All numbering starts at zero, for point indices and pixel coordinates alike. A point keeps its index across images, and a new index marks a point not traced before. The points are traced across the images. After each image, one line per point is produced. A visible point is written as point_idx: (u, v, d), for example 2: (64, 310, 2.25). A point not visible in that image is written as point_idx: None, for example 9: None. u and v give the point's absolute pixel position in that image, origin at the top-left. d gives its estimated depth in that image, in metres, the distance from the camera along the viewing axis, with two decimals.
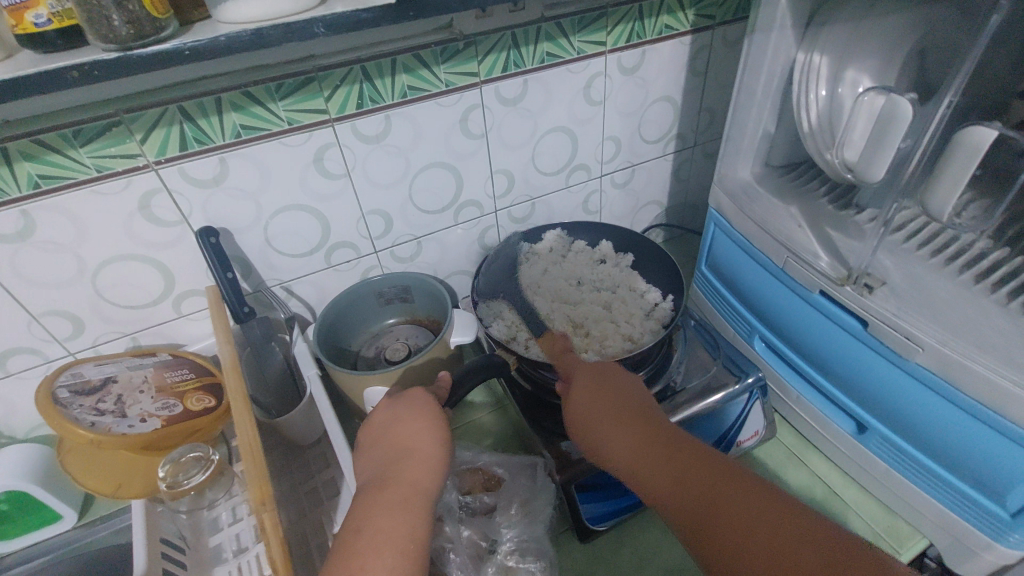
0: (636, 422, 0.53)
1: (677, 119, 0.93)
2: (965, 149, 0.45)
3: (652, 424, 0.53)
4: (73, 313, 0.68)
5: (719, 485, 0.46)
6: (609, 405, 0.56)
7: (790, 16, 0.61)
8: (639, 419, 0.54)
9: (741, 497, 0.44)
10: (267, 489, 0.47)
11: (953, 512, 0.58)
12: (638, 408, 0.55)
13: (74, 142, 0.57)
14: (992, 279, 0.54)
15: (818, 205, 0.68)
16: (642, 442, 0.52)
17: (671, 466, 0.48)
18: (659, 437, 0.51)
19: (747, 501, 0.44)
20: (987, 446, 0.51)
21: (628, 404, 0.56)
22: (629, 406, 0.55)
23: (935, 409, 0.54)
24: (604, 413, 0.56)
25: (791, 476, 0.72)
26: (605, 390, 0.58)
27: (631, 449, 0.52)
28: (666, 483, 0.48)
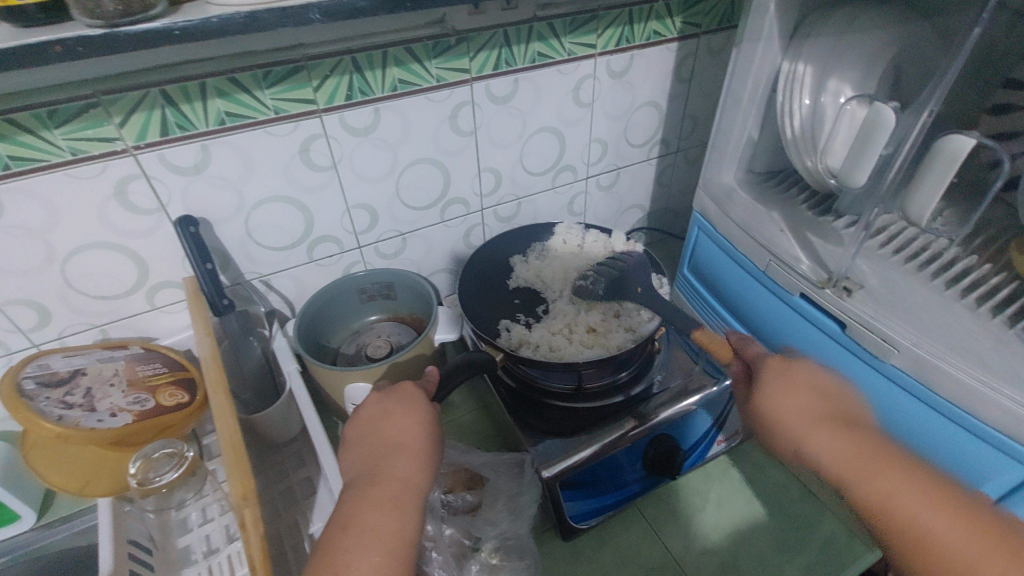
0: (807, 423, 0.52)
1: (662, 124, 0.95)
2: (945, 156, 0.46)
3: (815, 413, 0.52)
4: (39, 302, 0.65)
5: (871, 468, 0.47)
6: (776, 402, 0.54)
7: (776, 27, 0.63)
8: (795, 396, 0.53)
9: (899, 495, 0.45)
10: (250, 483, 0.45)
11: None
12: (795, 390, 0.54)
13: (48, 122, 0.55)
14: (960, 285, 0.57)
15: (797, 211, 0.70)
16: (806, 445, 0.51)
17: (839, 470, 0.48)
18: (822, 431, 0.50)
19: (904, 495, 0.45)
20: (960, 443, 0.53)
21: (794, 386, 0.54)
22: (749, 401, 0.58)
23: (908, 408, 0.56)
24: (774, 416, 0.54)
25: (769, 475, 0.73)
26: (779, 379, 0.55)
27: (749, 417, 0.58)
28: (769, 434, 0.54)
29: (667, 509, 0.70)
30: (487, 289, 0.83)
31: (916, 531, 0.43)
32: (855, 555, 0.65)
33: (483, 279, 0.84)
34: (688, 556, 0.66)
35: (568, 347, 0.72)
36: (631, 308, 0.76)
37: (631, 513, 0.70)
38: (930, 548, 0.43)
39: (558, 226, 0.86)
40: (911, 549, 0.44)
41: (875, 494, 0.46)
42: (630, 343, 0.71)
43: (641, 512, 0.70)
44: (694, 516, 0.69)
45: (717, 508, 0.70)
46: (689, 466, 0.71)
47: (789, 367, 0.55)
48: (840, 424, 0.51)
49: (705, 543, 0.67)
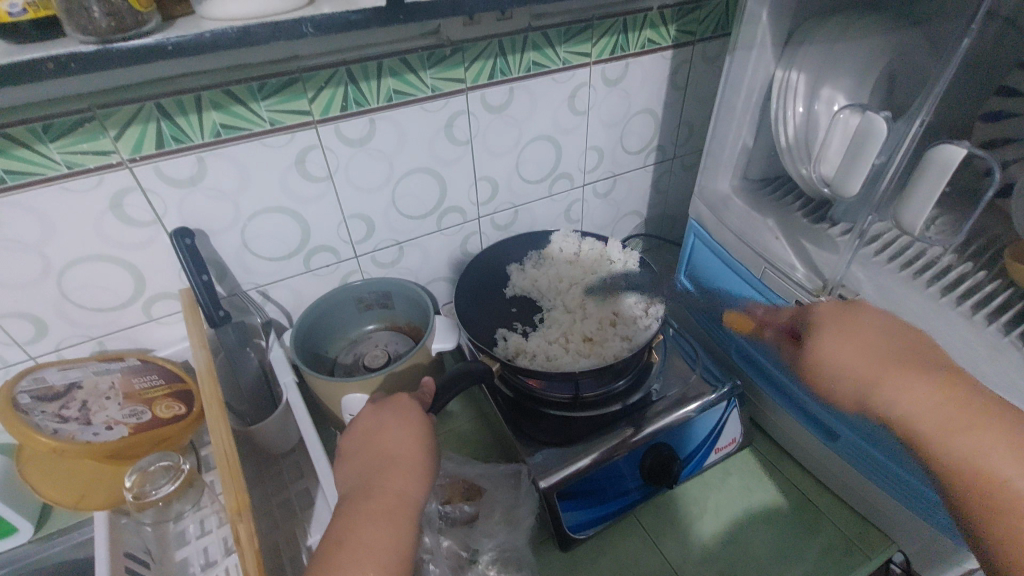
0: (876, 368, 0.52)
1: (658, 130, 0.95)
2: (935, 166, 0.47)
3: (883, 358, 0.52)
4: (35, 314, 0.64)
5: (927, 386, 0.49)
6: (855, 358, 0.54)
7: (770, 35, 0.63)
8: (864, 349, 0.54)
9: (980, 440, 0.45)
10: (244, 498, 0.46)
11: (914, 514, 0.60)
12: (878, 341, 0.54)
13: (44, 137, 0.55)
14: (956, 292, 0.57)
15: (793, 218, 0.70)
16: (899, 399, 0.50)
17: (932, 423, 0.48)
18: (917, 375, 0.50)
19: (981, 443, 0.45)
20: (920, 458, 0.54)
21: (865, 341, 0.54)
22: (872, 340, 0.54)
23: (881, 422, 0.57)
24: (845, 370, 0.55)
25: (768, 483, 0.73)
26: (837, 335, 0.56)
27: (883, 368, 0.52)
28: (885, 372, 0.52)
29: (666, 518, 0.70)
30: (484, 298, 0.83)
31: (979, 474, 0.45)
32: (854, 563, 0.64)
33: (480, 288, 0.84)
34: (686, 565, 0.65)
35: (563, 357, 0.71)
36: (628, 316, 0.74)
37: (630, 522, 0.70)
38: (997, 485, 0.44)
39: (554, 234, 0.86)
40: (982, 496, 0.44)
41: (954, 437, 0.46)
42: (626, 351, 0.70)
43: (639, 521, 0.70)
44: (693, 524, 0.69)
45: (716, 517, 0.70)
46: (687, 474, 0.71)
47: (865, 320, 0.56)
48: (920, 369, 0.50)
49: (704, 552, 0.66)
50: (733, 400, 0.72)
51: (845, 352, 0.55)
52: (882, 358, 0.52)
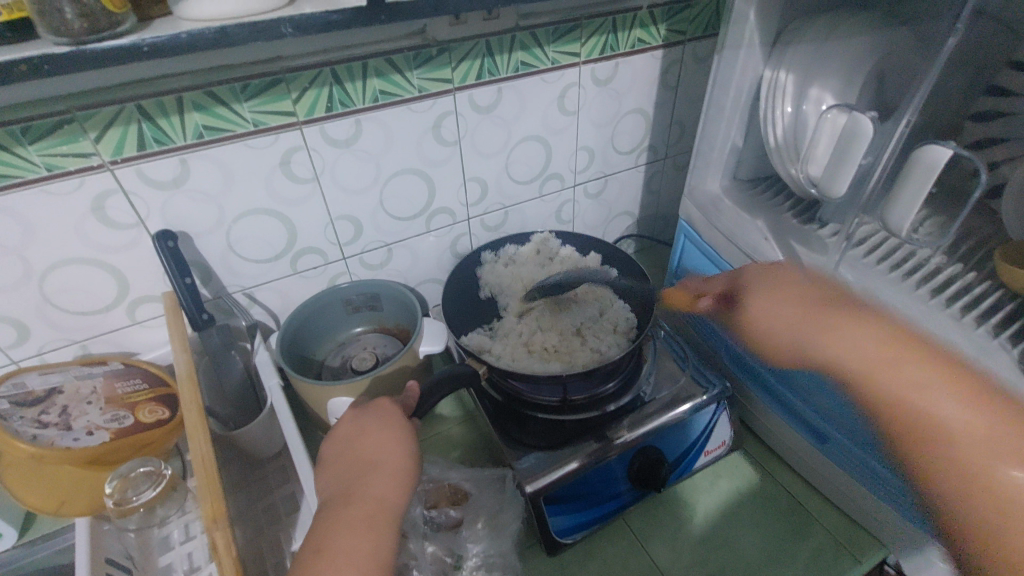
0: (817, 319, 0.56)
1: (649, 130, 0.94)
2: (922, 167, 0.46)
3: (813, 309, 0.57)
4: (16, 318, 0.64)
5: (881, 341, 0.52)
6: (783, 316, 0.59)
7: (758, 34, 0.63)
8: (786, 306, 0.59)
9: (912, 379, 0.48)
10: (220, 505, 0.45)
11: (902, 517, 0.60)
12: (806, 298, 0.59)
13: (22, 139, 0.54)
14: (946, 293, 0.56)
15: (783, 219, 0.69)
16: (830, 347, 0.54)
17: (863, 367, 0.51)
18: (854, 326, 0.54)
19: (913, 384, 0.48)
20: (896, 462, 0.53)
21: (796, 295, 0.59)
22: (814, 295, 0.59)
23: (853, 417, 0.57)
24: (785, 329, 0.59)
25: (757, 485, 0.73)
26: (768, 297, 0.61)
27: (825, 317, 0.56)
28: (828, 329, 0.55)
29: (655, 521, 0.70)
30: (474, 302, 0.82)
31: (905, 410, 0.48)
32: (844, 567, 0.64)
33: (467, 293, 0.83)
34: (674, 568, 0.65)
35: (535, 363, 0.71)
36: (599, 327, 0.76)
37: (618, 525, 0.69)
38: (948, 432, 0.45)
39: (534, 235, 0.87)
40: (912, 432, 0.47)
41: (890, 374, 0.50)
42: (594, 362, 0.71)
43: (627, 525, 0.69)
44: (683, 526, 0.69)
45: (705, 520, 0.69)
46: (674, 478, 0.71)
47: (792, 284, 0.61)
48: (847, 313, 0.56)
49: (692, 555, 0.66)
50: (722, 403, 0.72)
51: (785, 308, 0.59)
52: (818, 308, 0.57)
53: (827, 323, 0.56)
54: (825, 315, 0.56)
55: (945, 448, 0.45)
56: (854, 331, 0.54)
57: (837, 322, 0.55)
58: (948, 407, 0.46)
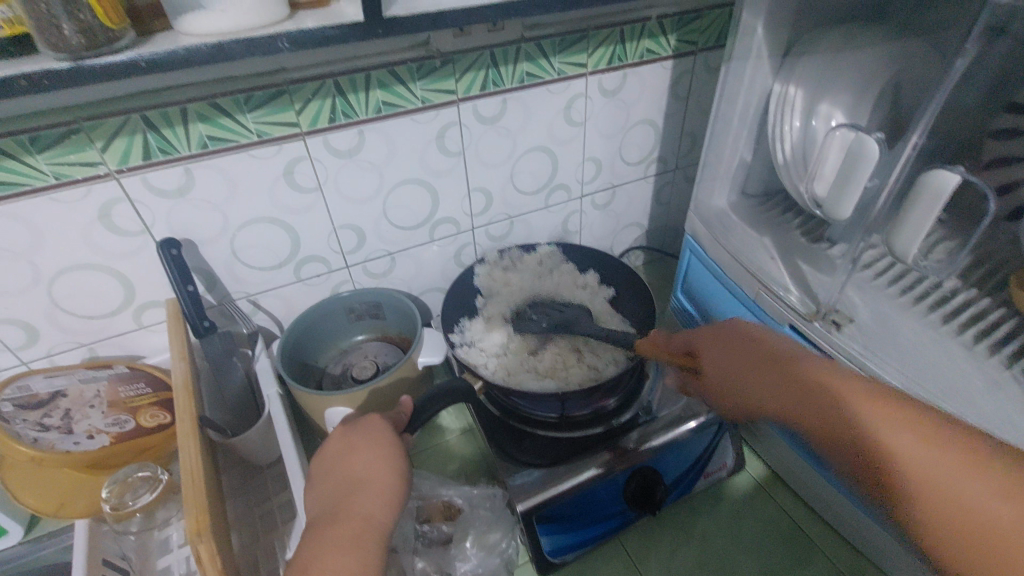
0: (745, 374, 0.55)
1: (659, 141, 0.93)
2: (929, 193, 0.45)
3: (754, 367, 0.54)
4: (26, 321, 0.65)
5: (860, 411, 0.45)
6: (739, 360, 0.56)
7: (766, 47, 0.62)
8: (743, 354, 0.56)
9: (848, 416, 0.46)
10: (204, 518, 0.45)
11: (904, 553, 0.58)
12: (753, 354, 0.56)
13: (31, 148, 0.56)
14: (959, 320, 0.54)
15: (790, 237, 0.67)
16: (801, 392, 0.50)
17: (823, 423, 0.48)
18: (801, 388, 0.50)
19: (898, 432, 0.43)
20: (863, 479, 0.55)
21: (735, 346, 0.57)
22: (767, 351, 0.54)
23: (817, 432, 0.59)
24: (728, 379, 0.57)
25: (757, 508, 0.71)
26: (724, 353, 0.58)
27: (768, 376, 0.53)
28: (783, 399, 0.51)
29: (651, 543, 0.69)
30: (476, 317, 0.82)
31: (920, 478, 0.41)
32: None
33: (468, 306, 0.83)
34: None
35: (531, 378, 0.71)
36: (599, 346, 0.75)
37: (613, 546, 0.69)
38: (948, 499, 0.40)
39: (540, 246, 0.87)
40: (915, 491, 0.41)
41: (860, 422, 0.45)
42: (589, 381, 0.70)
43: (623, 547, 0.68)
44: (679, 550, 0.68)
45: (702, 543, 0.68)
46: (672, 500, 0.70)
47: (732, 333, 0.58)
48: (782, 368, 0.52)
49: None
50: (724, 423, 0.70)
51: (711, 354, 0.59)
52: (770, 362, 0.54)
53: (790, 392, 0.51)
54: (769, 372, 0.53)
55: (948, 512, 0.39)
56: (824, 391, 0.49)
57: (794, 387, 0.51)
58: (906, 442, 0.42)
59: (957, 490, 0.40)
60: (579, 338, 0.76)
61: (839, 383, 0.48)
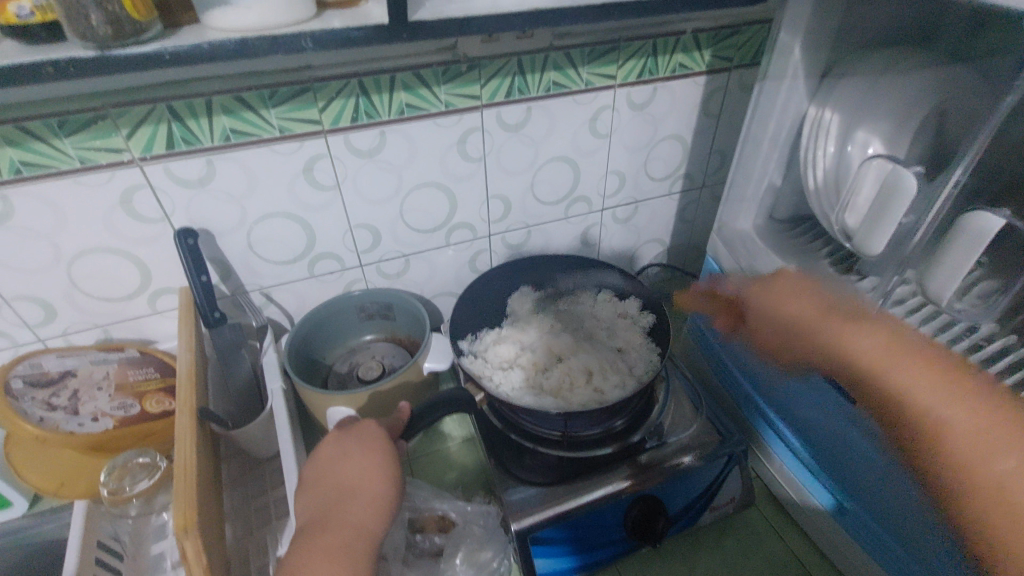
0: (808, 323, 0.56)
1: (686, 158, 0.91)
2: (970, 235, 0.42)
3: (827, 317, 0.55)
4: (45, 300, 0.67)
5: (906, 362, 0.47)
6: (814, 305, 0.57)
7: (803, 68, 0.59)
8: (806, 309, 0.57)
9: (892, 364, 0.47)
10: (192, 514, 0.45)
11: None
12: (822, 306, 0.56)
13: (59, 131, 0.56)
14: (994, 368, 0.50)
15: (817, 267, 0.64)
16: (845, 339, 0.52)
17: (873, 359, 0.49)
18: (855, 328, 0.52)
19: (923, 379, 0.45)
20: (894, 481, 0.53)
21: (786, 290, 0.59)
22: (832, 303, 0.56)
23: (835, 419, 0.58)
24: (773, 323, 0.59)
25: (764, 548, 0.68)
26: (762, 292, 0.62)
27: (828, 324, 0.54)
28: (831, 332, 0.53)
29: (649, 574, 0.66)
30: (494, 332, 0.80)
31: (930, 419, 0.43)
32: None
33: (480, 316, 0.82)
34: None
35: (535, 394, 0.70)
36: (609, 369, 0.73)
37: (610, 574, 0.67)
38: (944, 434, 0.42)
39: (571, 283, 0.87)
40: (931, 434, 0.43)
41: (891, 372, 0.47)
42: (591, 402, 0.69)
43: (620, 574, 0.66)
44: None
45: None
46: (677, 530, 0.67)
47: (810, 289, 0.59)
48: (842, 318, 0.54)
49: None
50: (735, 454, 0.68)
51: (761, 292, 0.62)
52: (829, 314, 0.55)
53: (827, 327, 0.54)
54: (825, 312, 0.55)
55: (947, 441, 0.42)
56: (863, 329, 0.51)
57: (834, 324, 0.54)
58: (927, 388, 0.44)
59: (972, 433, 0.41)
60: (592, 360, 0.74)
61: (903, 339, 0.49)
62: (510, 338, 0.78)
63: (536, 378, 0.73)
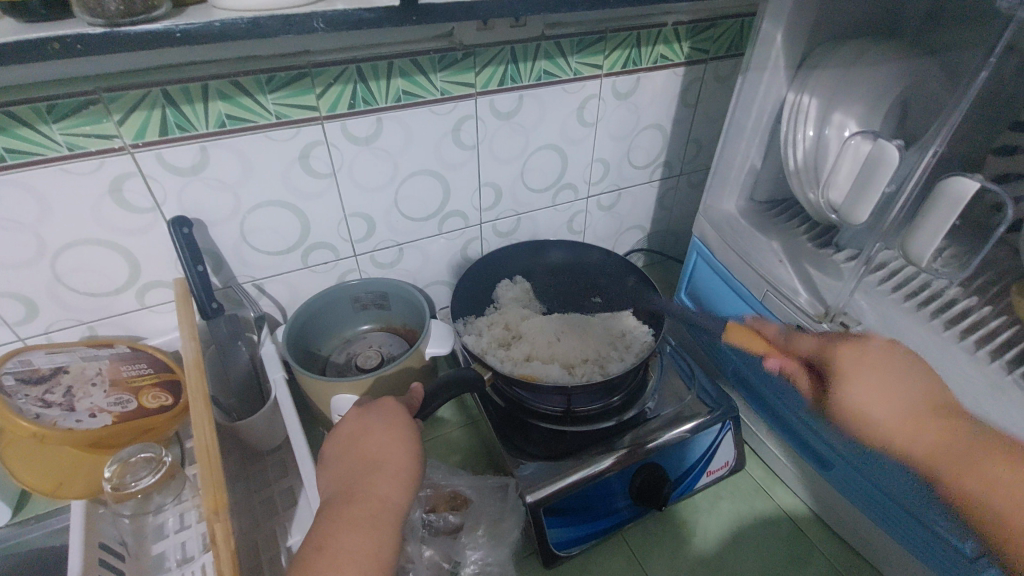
0: (895, 418, 0.52)
1: (666, 147, 0.95)
2: (947, 201, 0.47)
3: (913, 408, 0.51)
4: (26, 296, 0.63)
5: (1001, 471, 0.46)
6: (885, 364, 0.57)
7: (783, 58, 0.64)
8: (920, 424, 0.51)
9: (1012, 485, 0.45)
10: (222, 497, 0.46)
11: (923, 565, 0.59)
12: (930, 413, 0.51)
13: (47, 117, 0.54)
14: (960, 326, 0.56)
15: (798, 242, 0.69)
16: (950, 458, 0.48)
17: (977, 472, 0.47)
18: (944, 427, 0.50)
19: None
20: None
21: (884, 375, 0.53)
22: (912, 393, 0.52)
23: None
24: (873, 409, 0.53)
25: (756, 508, 0.73)
26: (866, 375, 0.54)
27: (913, 418, 0.51)
28: (913, 426, 0.51)
29: (652, 539, 0.70)
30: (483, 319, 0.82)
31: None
32: None
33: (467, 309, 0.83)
34: None
35: (538, 370, 0.72)
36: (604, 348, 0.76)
37: (616, 542, 0.69)
38: None
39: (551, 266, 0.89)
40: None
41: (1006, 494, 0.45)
42: (596, 376, 0.72)
43: (625, 540, 0.70)
44: (680, 547, 0.69)
45: (704, 541, 0.69)
46: (676, 496, 0.70)
47: (911, 394, 0.52)
48: (931, 415, 0.51)
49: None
50: (727, 422, 0.71)
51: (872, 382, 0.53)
52: (918, 405, 0.51)
53: (922, 423, 0.51)
54: (919, 413, 0.51)
55: None
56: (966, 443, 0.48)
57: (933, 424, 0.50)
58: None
59: None
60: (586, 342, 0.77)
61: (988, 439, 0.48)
62: (500, 325, 0.80)
63: (534, 358, 0.75)
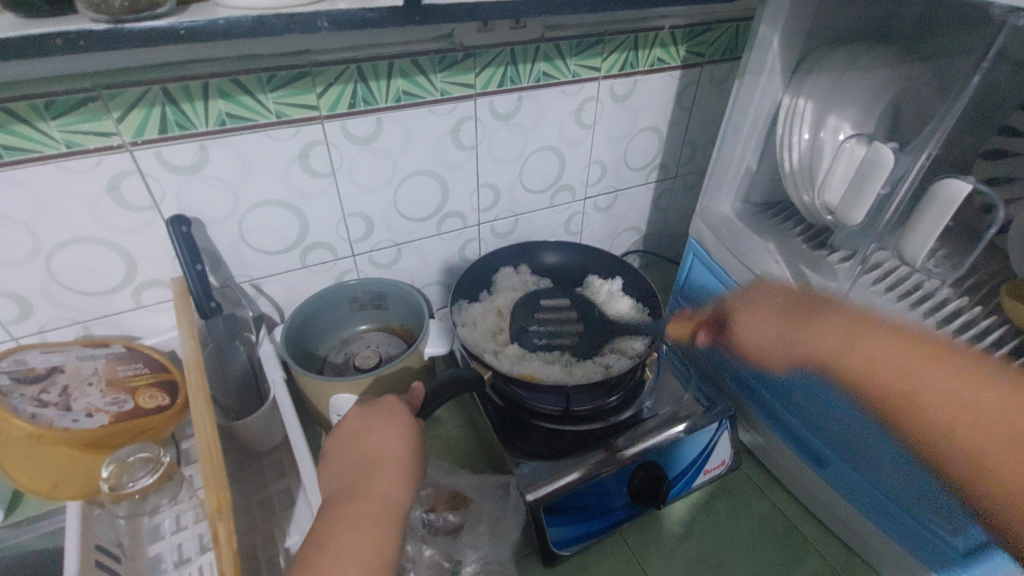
0: (778, 332, 0.67)
1: (662, 149, 0.96)
2: (941, 203, 0.48)
3: (798, 318, 0.65)
4: (20, 294, 0.63)
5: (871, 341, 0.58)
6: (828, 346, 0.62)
7: (779, 61, 0.64)
8: (789, 329, 0.66)
9: (901, 366, 0.55)
10: (225, 496, 0.46)
11: (916, 561, 0.60)
12: (802, 318, 0.65)
13: (45, 113, 0.54)
14: (952, 326, 0.57)
15: (793, 243, 0.70)
16: (844, 353, 0.61)
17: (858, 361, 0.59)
18: (825, 326, 0.62)
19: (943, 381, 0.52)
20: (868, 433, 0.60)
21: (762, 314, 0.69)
22: (793, 306, 0.66)
23: (819, 386, 0.64)
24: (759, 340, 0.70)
25: (753, 507, 0.74)
26: (749, 314, 0.70)
27: (795, 326, 0.65)
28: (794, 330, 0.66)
29: (651, 538, 0.70)
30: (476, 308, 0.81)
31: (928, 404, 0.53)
32: None
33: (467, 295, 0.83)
34: None
35: (536, 368, 0.72)
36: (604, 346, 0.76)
37: (615, 541, 0.70)
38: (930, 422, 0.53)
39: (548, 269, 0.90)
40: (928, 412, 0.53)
41: (901, 376, 0.55)
42: (597, 374, 0.71)
43: (623, 540, 0.70)
44: (678, 545, 0.69)
45: (702, 539, 0.70)
46: (673, 496, 0.71)
47: (796, 310, 0.65)
48: (814, 316, 0.64)
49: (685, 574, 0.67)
50: (725, 420, 0.72)
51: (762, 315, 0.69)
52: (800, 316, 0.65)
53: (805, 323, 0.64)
54: (821, 324, 0.63)
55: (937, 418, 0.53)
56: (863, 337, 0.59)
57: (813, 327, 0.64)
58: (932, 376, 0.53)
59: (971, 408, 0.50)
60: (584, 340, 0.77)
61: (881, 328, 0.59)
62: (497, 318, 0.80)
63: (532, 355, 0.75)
